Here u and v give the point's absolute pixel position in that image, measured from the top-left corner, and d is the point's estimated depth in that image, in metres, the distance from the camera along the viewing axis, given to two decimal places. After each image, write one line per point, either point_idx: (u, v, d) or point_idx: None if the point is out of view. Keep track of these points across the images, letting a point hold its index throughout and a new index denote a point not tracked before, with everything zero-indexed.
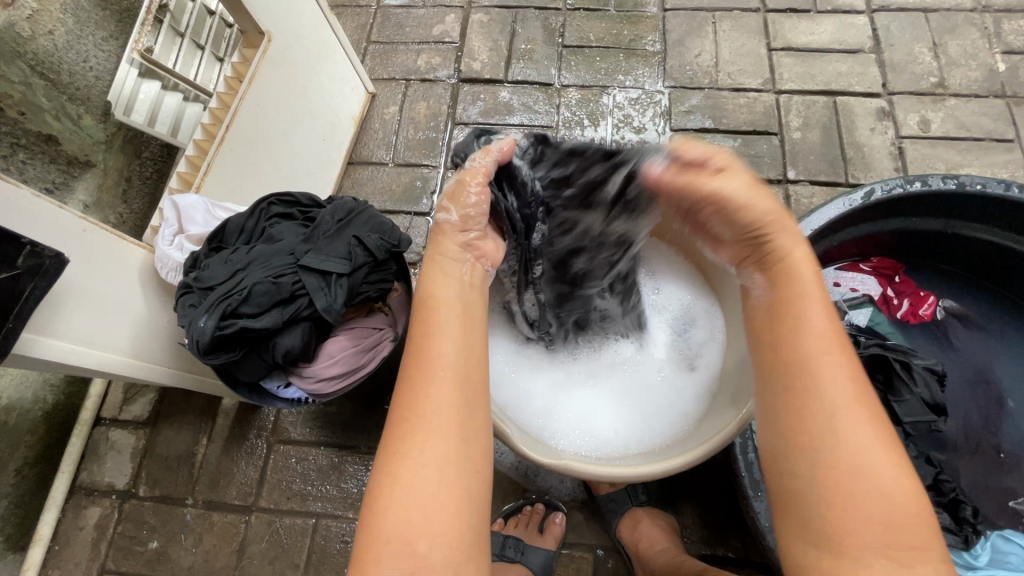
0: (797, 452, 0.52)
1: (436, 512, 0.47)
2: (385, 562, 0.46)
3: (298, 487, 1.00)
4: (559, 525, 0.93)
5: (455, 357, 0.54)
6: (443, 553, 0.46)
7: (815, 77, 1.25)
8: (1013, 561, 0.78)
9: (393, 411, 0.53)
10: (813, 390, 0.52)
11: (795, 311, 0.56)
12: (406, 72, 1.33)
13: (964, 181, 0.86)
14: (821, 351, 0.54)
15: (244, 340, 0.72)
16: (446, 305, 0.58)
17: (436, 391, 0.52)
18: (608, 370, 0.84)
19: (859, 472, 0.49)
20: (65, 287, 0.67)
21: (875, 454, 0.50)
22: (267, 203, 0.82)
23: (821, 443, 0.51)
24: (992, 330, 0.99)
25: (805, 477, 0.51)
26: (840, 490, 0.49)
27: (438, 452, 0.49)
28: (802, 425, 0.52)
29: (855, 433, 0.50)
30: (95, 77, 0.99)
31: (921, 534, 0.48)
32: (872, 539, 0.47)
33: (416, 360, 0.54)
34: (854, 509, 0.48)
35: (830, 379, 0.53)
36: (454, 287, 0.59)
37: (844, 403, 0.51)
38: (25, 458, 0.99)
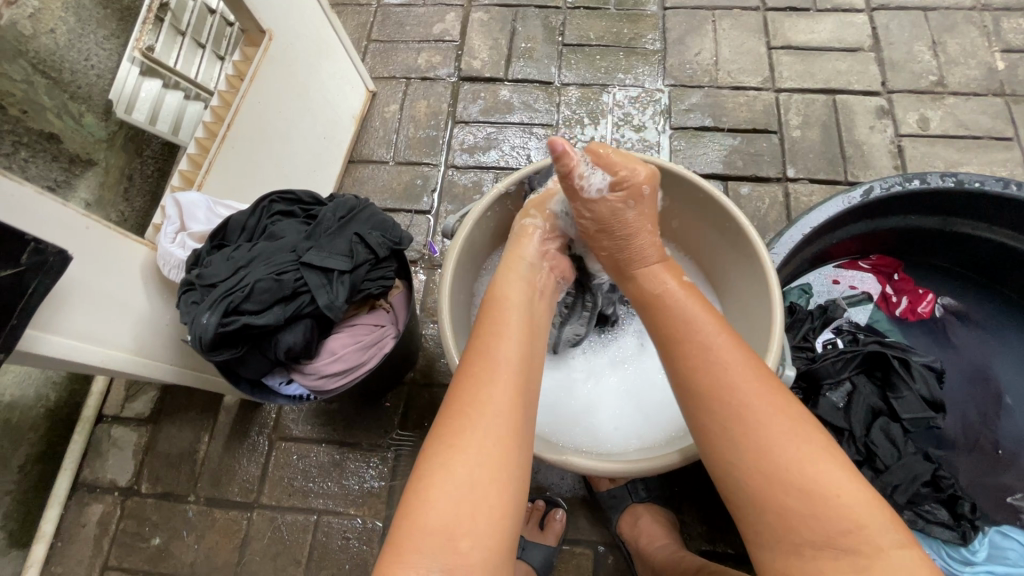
0: (721, 463, 0.53)
1: (483, 509, 0.48)
2: (425, 556, 0.46)
3: (299, 484, 1.00)
4: (559, 521, 0.93)
5: (519, 360, 0.56)
6: (484, 551, 0.47)
7: (815, 76, 1.26)
8: (1010, 556, 0.81)
9: (448, 405, 0.53)
10: (722, 400, 0.54)
11: (676, 325, 0.59)
12: (407, 70, 1.33)
13: (963, 179, 0.86)
14: (707, 361, 0.56)
15: (247, 337, 0.72)
16: (517, 308, 0.61)
17: (496, 390, 0.53)
18: (612, 367, 0.85)
19: (781, 471, 0.50)
20: (68, 284, 0.68)
21: (795, 450, 0.51)
22: (268, 201, 0.82)
23: (736, 451, 0.52)
24: (990, 328, 1.00)
25: (736, 484, 0.52)
26: (770, 492, 0.50)
27: (489, 450, 0.50)
28: (719, 439, 0.54)
29: (773, 438, 0.51)
30: (97, 76, 0.99)
31: (867, 521, 0.48)
32: (813, 534, 0.49)
33: (482, 357, 0.55)
34: (789, 508, 0.49)
35: (735, 386, 0.54)
36: (524, 292, 0.64)
37: (752, 407, 0.53)
38: (28, 455, 1.00)
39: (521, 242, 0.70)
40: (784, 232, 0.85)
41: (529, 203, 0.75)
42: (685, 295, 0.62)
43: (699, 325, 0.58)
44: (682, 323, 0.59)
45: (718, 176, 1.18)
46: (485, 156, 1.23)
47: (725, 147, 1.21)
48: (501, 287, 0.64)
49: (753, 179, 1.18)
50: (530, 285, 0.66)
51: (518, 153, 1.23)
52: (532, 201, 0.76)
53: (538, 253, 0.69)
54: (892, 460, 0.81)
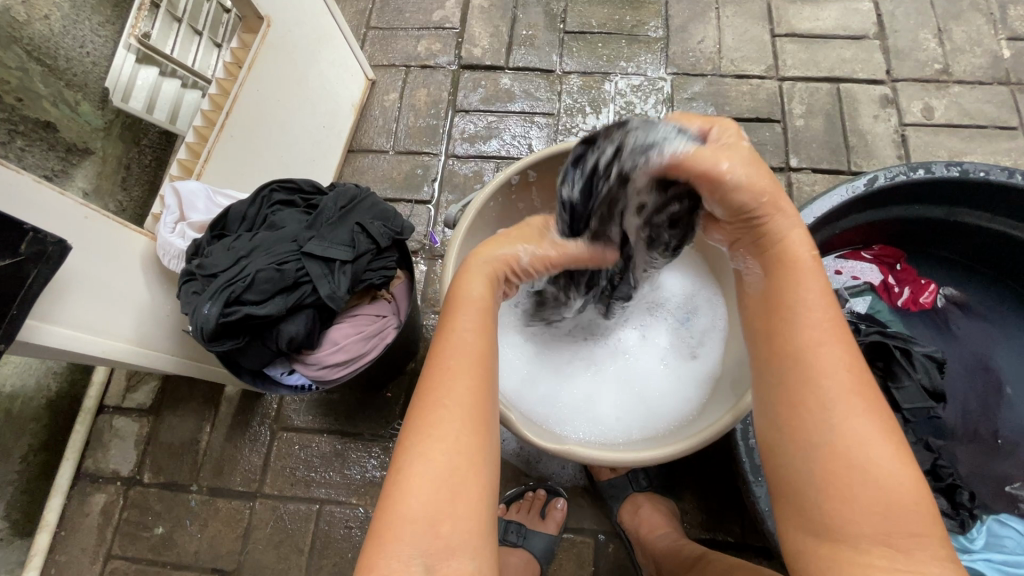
0: (795, 443, 0.52)
1: (458, 494, 0.48)
2: (405, 542, 0.46)
3: (301, 473, 1.00)
4: (560, 510, 0.94)
5: (479, 349, 0.55)
6: (462, 535, 0.47)
7: (818, 64, 1.24)
8: (1007, 544, 0.81)
9: (418, 396, 0.53)
10: (816, 381, 0.52)
11: (791, 296, 0.56)
12: (407, 58, 1.32)
13: (968, 169, 0.85)
14: (816, 342, 0.53)
15: (249, 327, 0.72)
16: (475, 300, 0.59)
17: (464, 379, 0.52)
18: (610, 358, 0.85)
19: (855, 464, 0.48)
20: (68, 274, 0.67)
21: (878, 446, 0.49)
22: (268, 190, 0.81)
23: (819, 432, 0.50)
24: (992, 318, 1.00)
25: (804, 467, 0.51)
26: (841, 478, 0.49)
27: (460, 438, 0.50)
28: (797, 417, 0.52)
29: (858, 426, 0.50)
30: (92, 63, 0.98)
31: (930, 528, 0.47)
32: (871, 530, 0.47)
33: (446, 349, 0.55)
34: (853, 502, 0.48)
35: (833, 370, 0.52)
36: (486, 289, 0.61)
37: (845, 394, 0.51)
38: (29, 445, 1.00)
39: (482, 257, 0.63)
40: None
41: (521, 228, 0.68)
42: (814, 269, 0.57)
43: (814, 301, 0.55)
44: (800, 298, 0.55)
45: None
46: (486, 146, 1.22)
47: None
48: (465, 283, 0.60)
49: None
50: (494, 290, 0.62)
51: (518, 143, 1.22)
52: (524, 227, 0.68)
53: (503, 273, 0.64)
54: None
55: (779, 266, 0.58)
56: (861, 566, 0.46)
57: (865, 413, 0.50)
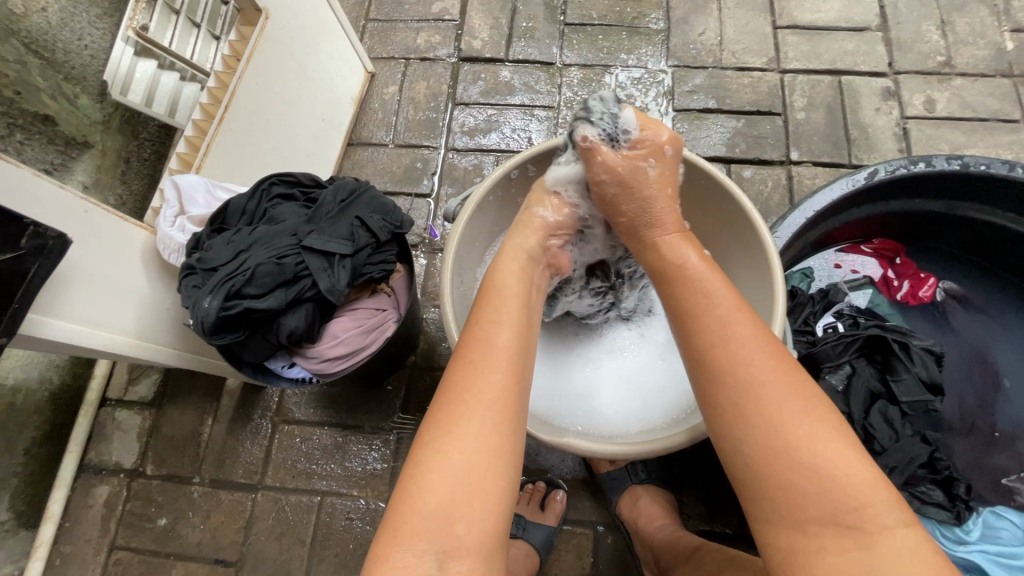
0: (728, 442, 0.53)
1: (478, 492, 0.48)
2: (422, 537, 0.47)
3: (303, 465, 1.01)
4: (560, 502, 0.95)
5: (511, 345, 0.56)
6: (479, 534, 0.48)
7: (820, 56, 1.24)
8: (1004, 536, 0.82)
9: (442, 391, 0.53)
10: (737, 374, 0.52)
11: (693, 299, 0.58)
12: (406, 51, 1.31)
13: (968, 162, 0.85)
14: (724, 337, 0.54)
15: (249, 321, 0.72)
16: (508, 293, 0.60)
17: (495, 377, 0.53)
18: (607, 354, 0.85)
19: (786, 447, 0.49)
20: (69, 268, 0.67)
21: (804, 427, 0.50)
22: (268, 183, 0.81)
23: (746, 427, 0.51)
24: (991, 312, 1.00)
25: (740, 463, 0.52)
26: (777, 468, 0.49)
27: (484, 436, 0.50)
28: (727, 418, 0.52)
29: (781, 413, 0.50)
30: (91, 56, 0.98)
31: (872, 498, 0.48)
32: (816, 512, 0.48)
33: (474, 343, 0.55)
34: (793, 488, 0.49)
35: (750, 361, 0.53)
36: (520, 276, 0.64)
37: (767, 381, 0.52)
38: (33, 438, 1.00)
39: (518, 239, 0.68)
40: (787, 216, 0.85)
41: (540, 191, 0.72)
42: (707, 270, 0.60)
43: (715, 298, 0.57)
44: (704, 297, 0.57)
45: (721, 159, 1.17)
46: (486, 139, 1.22)
47: (727, 129, 1.19)
48: (499, 272, 0.63)
49: (756, 162, 1.17)
50: (530, 275, 0.65)
51: (518, 136, 1.22)
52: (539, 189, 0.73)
53: (539, 246, 0.68)
54: (890, 442, 0.83)
55: (668, 274, 0.61)
56: (812, 549, 0.48)
57: (786, 398, 0.51)
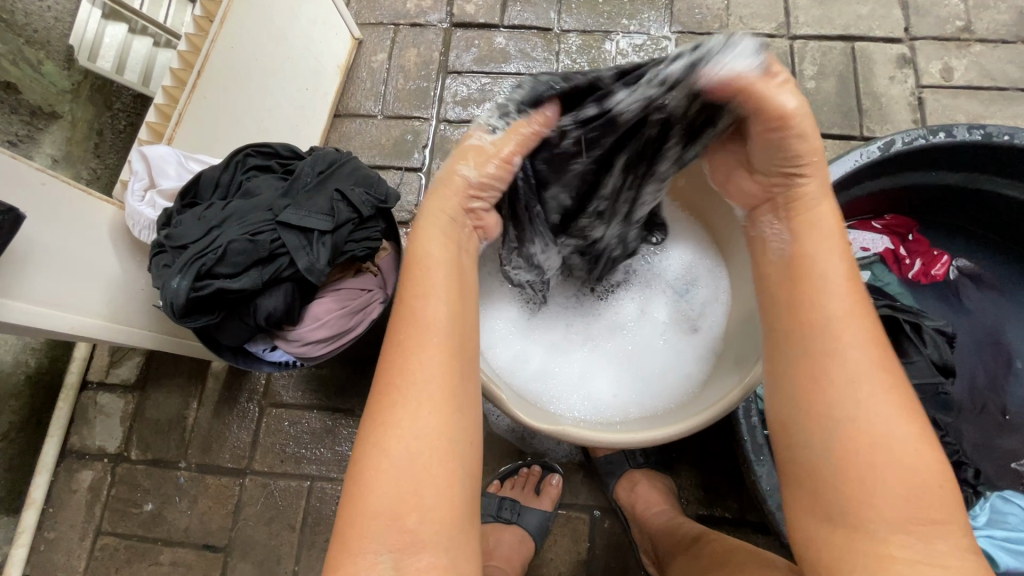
0: (812, 424, 0.50)
1: (425, 485, 0.45)
2: (369, 537, 0.44)
3: (291, 450, 0.98)
4: (555, 486, 0.92)
5: (441, 321, 0.50)
6: (432, 526, 0.44)
7: (833, 21, 1.17)
8: (1010, 521, 0.78)
9: (377, 379, 0.49)
10: (845, 358, 0.50)
11: (815, 273, 0.53)
12: (395, 15, 1.23)
13: (991, 132, 0.80)
14: (847, 317, 0.51)
15: (223, 302, 0.68)
16: (439, 262, 0.54)
17: (427, 358, 0.48)
18: (607, 334, 0.81)
19: (874, 442, 0.47)
20: (25, 246, 0.63)
21: (894, 421, 0.47)
22: (243, 155, 0.76)
23: (844, 414, 0.48)
24: (1005, 290, 0.96)
25: (818, 449, 0.49)
26: (863, 464, 0.47)
27: (422, 425, 0.46)
28: (819, 399, 0.50)
29: (885, 410, 0.48)
30: (55, 18, 0.91)
31: (953, 516, 0.46)
32: (892, 516, 0.45)
33: (406, 322, 0.51)
34: (875, 484, 0.46)
35: (855, 349, 0.50)
36: (445, 247, 0.55)
37: (874, 372, 0.49)
38: (11, 422, 0.97)
39: (440, 202, 0.57)
40: None
41: (466, 148, 0.58)
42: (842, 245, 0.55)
43: (840, 275, 0.53)
44: (825, 274, 0.53)
45: None
46: (479, 110, 1.16)
47: None
48: (420, 245, 0.55)
49: None
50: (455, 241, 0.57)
51: None
52: (467, 141, 0.59)
53: (461, 210, 0.58)
54: None
55: (806, 244, 0.55)
56: (883, 555, 0.45)
57: (892, 398, 0.48)
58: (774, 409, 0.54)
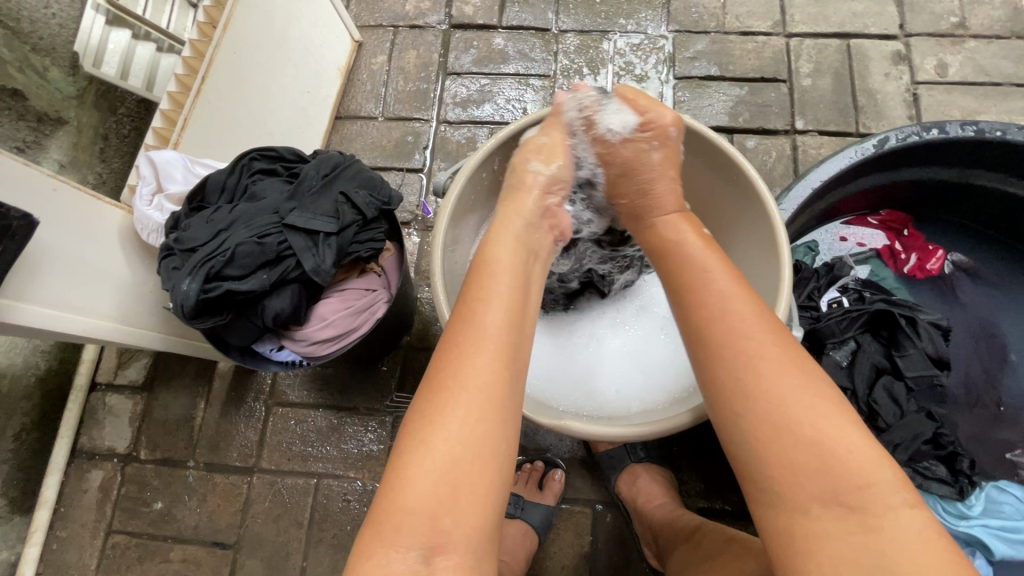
0: (723, 417, 0.51)
1: (467, 489, 0.46)
2: (403, 533, 0.45)
3: (298, 448, 1.00)
4: (557, 482, 0.95)
5: (501, 327, 0.52)
6: (466, 529, 0.46)
7: (828, 18, 1.18)
8: (1006, 510, 0.80)
9: (430, 376, 0.50)
10: (733, 348, 0.51)
11: (691, 270, 0.57)
12: (394, 18, 1.25)
13: (983, 128, 0.81)
14: (724, 309, 0.53)
15: (231, 304, 0.70)
16: (499, 269, 0.56)
17: (480, 363, 0.50)
18: (611, 329, 0.83)
19: (754, 414, 0.49)
20: (38, 251, 0.65)
21: (793, 393, 0.49)
22: (248, 158, 0.77)
23: (743, 401, 0.50)
24: (999, 283, 0.97)
25: (740, 440, 0.50)
26: (774, 445, 0.48)
27: (471, 428, 0.47)
28: (718, 387, 0.52)
29: (775, 387, 0.49)
30: (59, 25, 0.91)
31: (876, 476, 0.46)
32: (812, 487, 0.47)
33: (463, 324, 0.52)
34: (789, 461, 0.48)
35: (738, 312, 0.52)
36: (512, 254, 0.58)
37: (752, 333, 0.51)
38: (22, 424, 0.99)
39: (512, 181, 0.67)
40: (792, 187, 0.81)
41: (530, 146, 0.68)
42: (704, 247, 0.59)
43: (713, 269, 0.56)
44: (701, 268, 0.57)
45: (723, 129, 1.13)
46: (479, 110, 1.17)
47: (730, 97, 1.15)
48: (489, 249, 0.58)
49: (759, 132, 1.12)
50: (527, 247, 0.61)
51: (512, 107, 1.17)
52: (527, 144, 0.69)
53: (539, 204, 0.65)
54: (894, 419, 0.81)
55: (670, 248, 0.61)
56: (809, 531, 0.46)
57: (786, 375, 0.49)
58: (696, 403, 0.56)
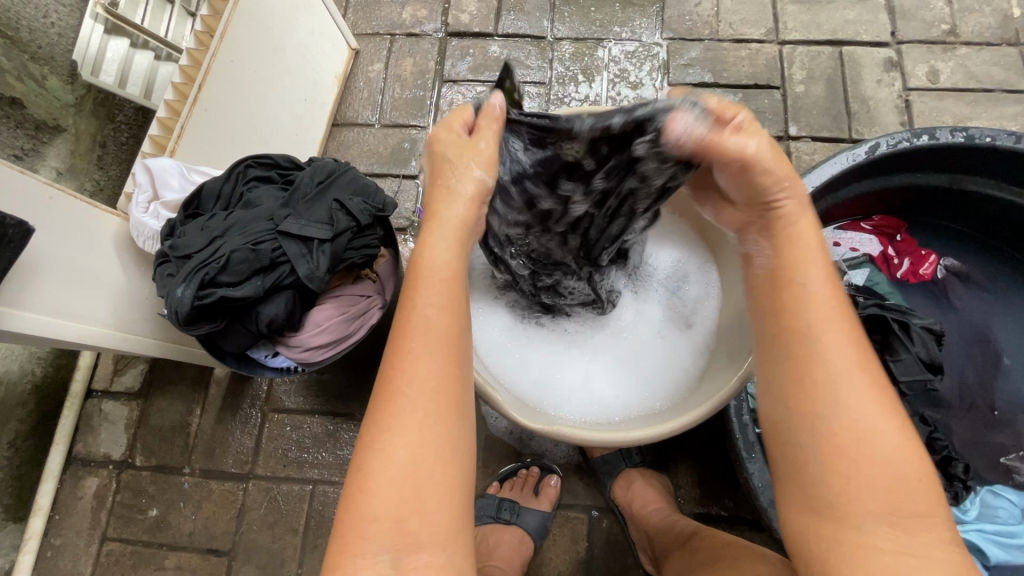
0: (798, 422, 0.50)
1: (427, 491, 0.46)
2: (371, 541, 0.45)
3: (294, 455, 1.00)
4: (553, 487, 0.94)
5: (441, 331, 0.50)
6: (434, 528, 0.46)
7: (821, 26, 1.19)
8: (1000, 515, 0.81)
9: (378, 385, 0.49)
10: (830, 363, 0.50)
11: (789, 284, 0.54)
12: (391, 26, 1.26)
13: (973, 134, 0.83)
14: (824, 323, 0.51)
15: (226, 310, 0.70)
16: (435, 272, 0.53)
17: (422, 368, 0.48)
18: (608, 338, 0.82)
19: (831, 401, 0.49)
20: (33, 258, 0.65)
21: (872, 414, 0.48)
22: (243, 166, 0.78)
23: (824, 411, 0.49)
24: (992, 288, 0.98)
25: (808, 446, 0.49)
26: (844, 459, 0.48)
27: (424, 434, 0.47)
28: (801, 395, 0.51)
29: (862, 408, 0.48)
30: (59, 34, 0.93)
31: (931, 509, 0.47)
32: (875, 505, 0.46)
33: (401, 332, 0.50)
34: (855, 475, 0.47)
35: (834, 334, 0.51)
36: (450, 253, 0.54)
37: (842, 351, 0.50)
38: (17, 430, 0.99)
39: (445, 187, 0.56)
40: None
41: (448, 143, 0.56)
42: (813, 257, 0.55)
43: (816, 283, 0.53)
44: (805, 283, 0.54)
45: None
46: None
47: None
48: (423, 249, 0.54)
49: None
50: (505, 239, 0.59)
51: None
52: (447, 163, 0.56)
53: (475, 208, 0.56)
54: None
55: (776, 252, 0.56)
56: (861, 546, 0.46)
57: (872, 400, 0.49)
58: (762, 403, 0.55)
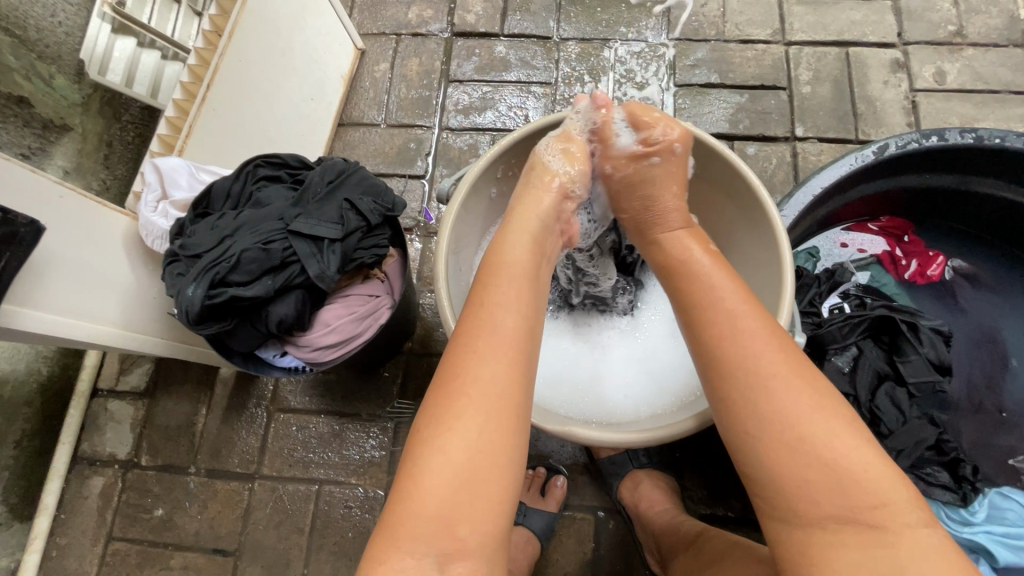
0: (739, 440, 0.52)
1: (479, 494, 0.46)
2: (421, 541, 0.45)
3: (300, 455, 1.00)
4: (560, 487, 0.94)
5: (511, 332, 0.53)
6: (482, 533, 0.46)
7: (827, 27, 1.19)
8: (1009, 516, 0.80)
9: (441, 380, 0.50)
10: (754, 371, 0.52)
11: (700, 291, 0.57)
12: (397, 26, 1.26)
13: (982, 135, 0.82)
14: (736, 329, 0.53)
15: (236, 309, 0.70)
16: (508, 273, 0.57)
17: (490, 366, 0.50)
18: (619, 338, 0.83)
19: (761, 410, 0.50)
20: (44, 257, 0.65)
21: (805, 414, 0.49)
22: (252, 165, 0.78)
23: (755, 421, 0.51)
24: (1000, 289, 0.98)
25: (753, 459, 0.51)
26: (790, 465, 0.49)
27: (484, 433, 0.48)
28: (735, 407, 0.52)
29: (795, 411, 0.50)
30: (66, 33, 0.92)
31: (892, 494, 0.47)
32: (830, 507, 0.47)
33: (473, 331, 0.52)
34: (806, 480, 0.48)
35: (750, 332, 0.53)
36: (524, 251, 0.60)
37: (767, 357, 0.52)
38: (23, 430, 0.99)
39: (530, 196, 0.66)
40: (794, 194, 0.82)
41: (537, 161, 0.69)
42: (709, 262, 0.60)
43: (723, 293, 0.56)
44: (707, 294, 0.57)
45: (722, 136, 1.14)
46: (480, 117, 1.18)
47: (730, 105, 1.15)
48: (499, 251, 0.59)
49: (760, 138, 1.13)
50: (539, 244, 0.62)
51: (514, 114, 1.18)
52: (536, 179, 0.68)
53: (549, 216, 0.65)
54: (896, 424, 0.81)
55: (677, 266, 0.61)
56: (827, 547, 0.47)
57: (805, 400, 0.50)
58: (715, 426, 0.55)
